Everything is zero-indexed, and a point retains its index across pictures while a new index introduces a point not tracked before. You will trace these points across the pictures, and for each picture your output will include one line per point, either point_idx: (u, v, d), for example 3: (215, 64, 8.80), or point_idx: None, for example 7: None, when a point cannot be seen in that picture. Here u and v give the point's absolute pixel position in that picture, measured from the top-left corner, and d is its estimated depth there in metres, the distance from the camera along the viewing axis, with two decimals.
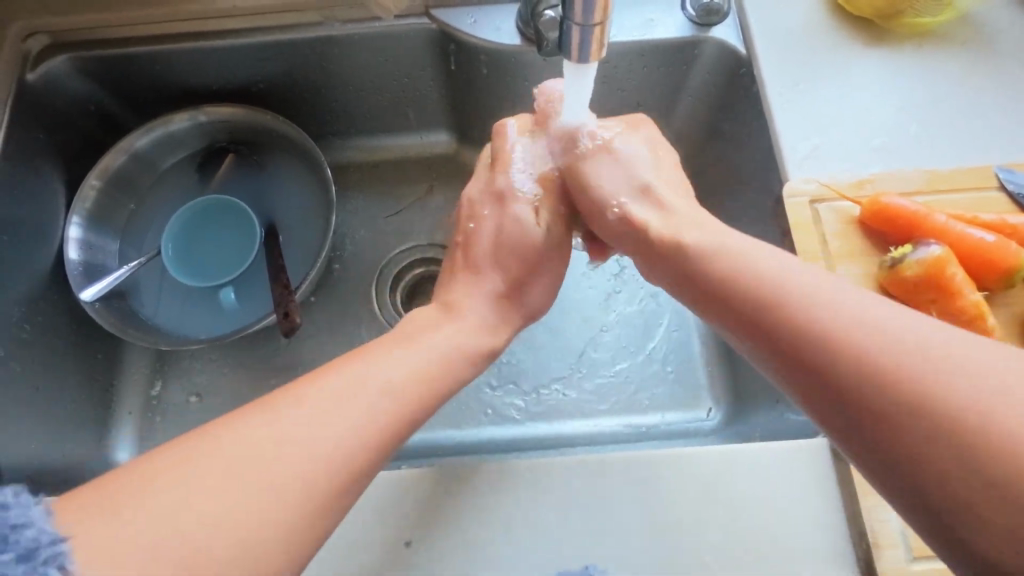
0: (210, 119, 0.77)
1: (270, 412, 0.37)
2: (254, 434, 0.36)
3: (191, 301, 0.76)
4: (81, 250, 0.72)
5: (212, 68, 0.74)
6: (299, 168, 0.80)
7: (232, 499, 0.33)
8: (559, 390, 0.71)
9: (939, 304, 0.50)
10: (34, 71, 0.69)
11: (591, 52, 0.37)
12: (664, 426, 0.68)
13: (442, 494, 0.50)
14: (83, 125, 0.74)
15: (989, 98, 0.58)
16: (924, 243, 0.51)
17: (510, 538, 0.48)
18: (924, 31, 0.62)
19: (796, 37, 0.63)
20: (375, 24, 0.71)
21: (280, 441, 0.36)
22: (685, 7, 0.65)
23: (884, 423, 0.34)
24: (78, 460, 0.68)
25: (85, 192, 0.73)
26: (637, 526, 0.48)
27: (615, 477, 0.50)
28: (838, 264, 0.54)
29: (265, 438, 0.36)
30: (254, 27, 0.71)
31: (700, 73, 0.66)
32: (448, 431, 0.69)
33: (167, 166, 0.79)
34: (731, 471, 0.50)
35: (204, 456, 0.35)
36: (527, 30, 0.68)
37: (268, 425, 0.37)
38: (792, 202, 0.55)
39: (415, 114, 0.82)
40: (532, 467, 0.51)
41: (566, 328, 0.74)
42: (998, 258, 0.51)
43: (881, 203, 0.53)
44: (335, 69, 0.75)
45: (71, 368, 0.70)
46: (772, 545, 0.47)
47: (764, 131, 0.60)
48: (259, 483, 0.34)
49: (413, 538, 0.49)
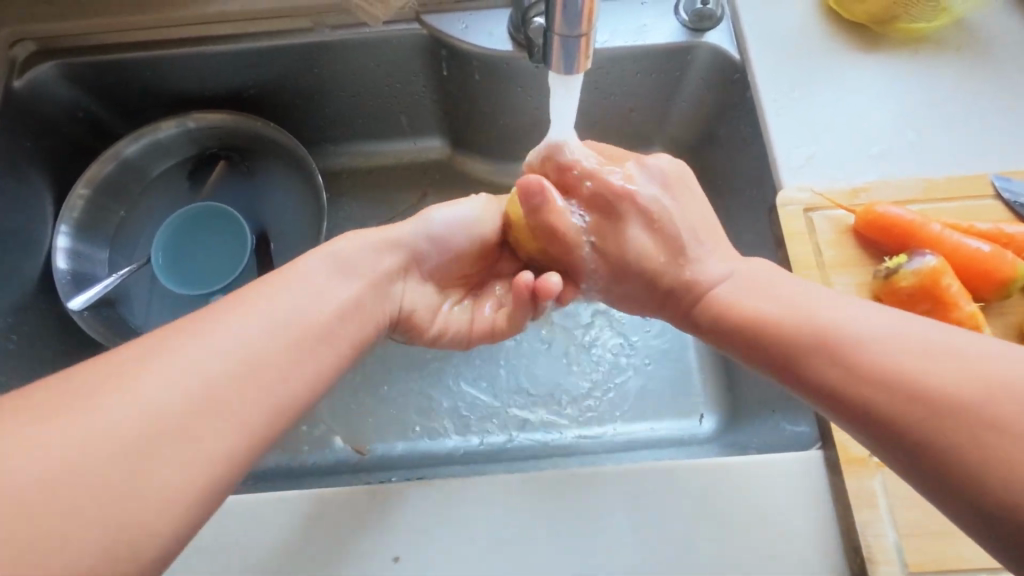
0: (200, 125, 0.76)
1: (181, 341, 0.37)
2: (160, 361, 0.36)
3: (181, 309, 0.75)
4: (69, 259, 0.71)
5: (202, 73, 0.73)
6: (290, 174, 0.79)
7: (128, 416, 0.33)
8: (554, 398, 0.70)
9: (934, 315, 0.50)
10: (21, 78, 0.68)
11: (575, 62, 0.37)
12: (658, 435, 0.68)
13: (432, 507, 0.49)
14: (72, 132, 0.73)
15: (986, 104, 0.58)
16: (919, 252, 0.50)
17: (501, 553, 0.48)
18: (919, 37, 0.61)
19: (791, 43, 0.62)
20: (365, 30, 0.70)
21: (191, 364, 0.36)
22: (678, 12, 0.64)
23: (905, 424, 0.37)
24: None
25: (73, 201, 0.72)
26: (629, 540, 0.48)
27: (607, 490, 0.49)
28: (832, 273, 0.53)
29: (177, 362, 0.36)
30: (244, 33, 0.71)
31: (694, 78, 0.66)
32: (439, 440, 0.69)
33: (157, 173, 0.78)
34: (725, 484, 0.49)
35: (110, 386, 0.34)
36: (519, 36, 0.68)
37: (185, 350, 0.37)
38: (786, 211, 0.55)
39: (408, 120, 0.81)
40: (523, 480, 0.50)
41: (560, 336, 0.73)
42: (994, 268, 0.50)
43: (875, 212, 0.52)
44: (326, 75, 0.74)
45: (59, 378, 0.69)
46: (766, 559, 0.46)
47: (758, 138, 0.59)
48: (171, 403, 0.35)
49: (402, 553, 0.48)
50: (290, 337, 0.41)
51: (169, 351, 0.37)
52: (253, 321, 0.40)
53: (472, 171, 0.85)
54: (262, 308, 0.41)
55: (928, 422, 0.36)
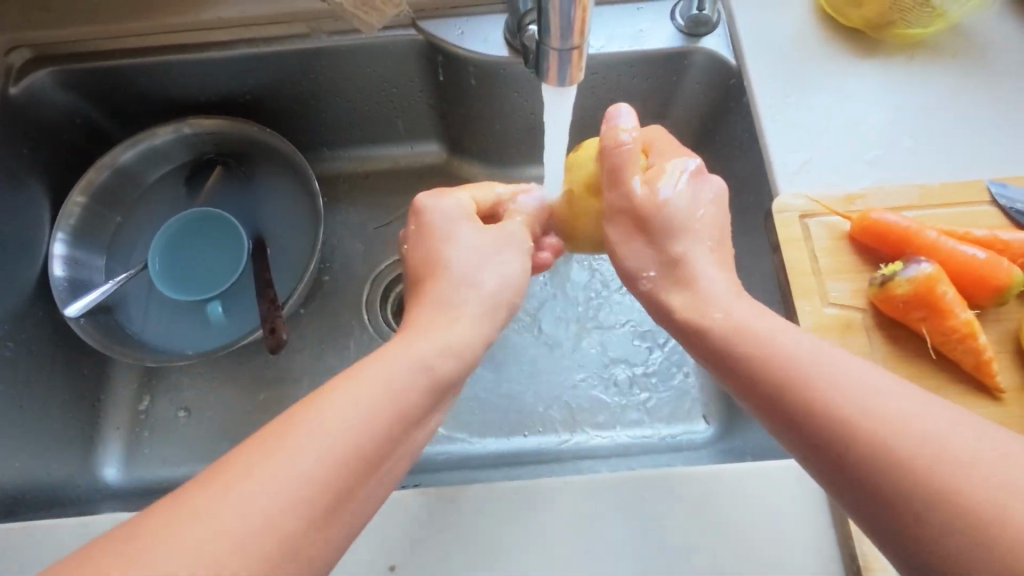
0: (196, 131, 0.76)
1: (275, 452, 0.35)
2: (252, 475, 0.34)
3: (178, 315, 0.75)
4: (66, 266, 0.71)
5: (198, 79, 0.73)
6: (287, 180, 0.79)
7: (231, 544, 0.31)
8: (550, 402, 0.70)
9: (930, 322, 0.49)
10: (17, 85, 0.68)
11: (570, 74, 0.37)
12: (655, 440, 0.68)
13: (428, 515, 0.49)
14: (69, 138, 0.73)
15: (981, 109, 0.58)
16: (913, 261, 0.50)
17: (496, 561, 0.48)
18: (915, 42, 0.61)
19: (787, 48, 0.62)
20: (360, 35, 0.70)
21: (279, 480, 0.34)
22: (674, 17, 0.64)
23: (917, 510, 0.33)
24: (65, 479, 0.67)
25: (69, 208, 0.72)
26: (626, 548, 0.48)
27: (604, 497, 0.49)
28: (828, 279, 0.53)
29: (267, 477, 0.34)
30: (239, 39, 0.71)
31: (690, 84, 0.66)
32: (437, 446, 0.68)
33: (154, 179, 0.78)
34: (722, 491, 0.49)
35: (203, 510, 0.32)
36: (515, 41, 0.68)
37: (275, 461, 0.34)
38: (782, 217, 0.55)
39: (405, 125, 0.81)
40: (520, 488, 0.50)
41: (557, 340, 0.74)
42: (990, 275, 0.50)
43: (870, 219, 0.52)
44: (322, 81, 0.74)
45: (57, 384, 0.69)
46: (763, 567, 0.46)
47: (755, 144, 0.59)
48: (264, 522, 0.32)
49: (398, 562, 0.48)
50: (376, 429, 0.38)
51: (255, 467, 0.34)
52: (337, 416, 0.37)
53: (470, 175, 0.85)
54: (347, 399, 0.38)
55: (939, 508, 0.32)
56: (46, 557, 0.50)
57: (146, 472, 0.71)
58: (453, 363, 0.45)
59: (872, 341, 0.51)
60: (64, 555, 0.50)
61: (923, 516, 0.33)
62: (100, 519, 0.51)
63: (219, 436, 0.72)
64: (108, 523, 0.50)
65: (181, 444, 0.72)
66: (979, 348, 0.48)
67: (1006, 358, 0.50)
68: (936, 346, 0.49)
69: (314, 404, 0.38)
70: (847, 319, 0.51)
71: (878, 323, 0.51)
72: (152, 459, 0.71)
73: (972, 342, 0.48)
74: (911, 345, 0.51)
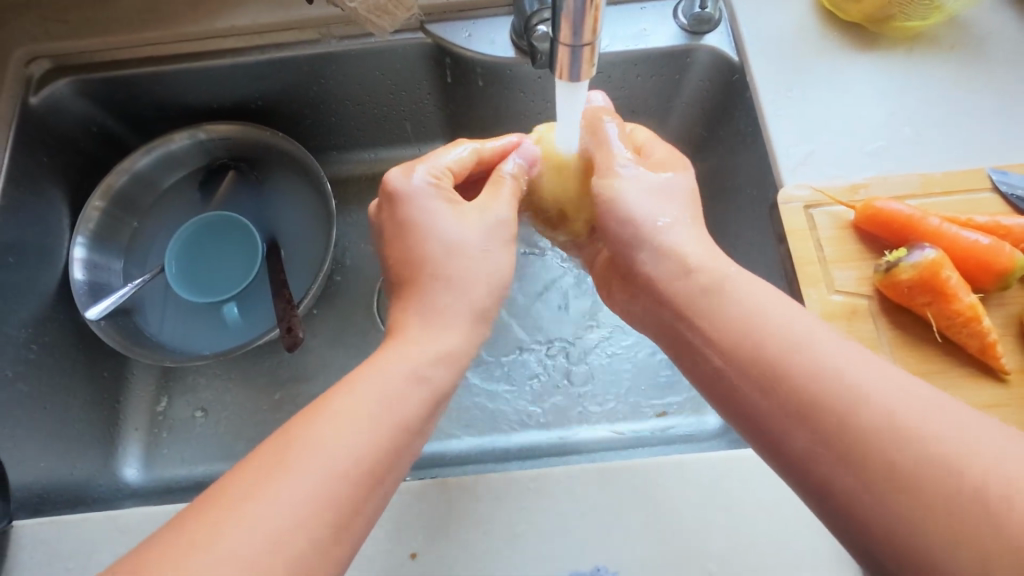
0: (210, 136, 0.78)
1: (280, 480, 0.36)
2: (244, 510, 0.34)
3: (194, 315, 0.76)
4: (85, 269, 0.72)
5: (213, 86, 0.75)
6: (299, 184, 0.80)
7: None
8: (562, 394, 0.72)
9: (935, 306, 0.50)
10: (37, 95, 0.70)
11: (581, 70, 0.38)
12: (666, 431, 0.68)
13: (447, 503, 0.50)
14: (85, 146, 0.75)
15: (979, 97, 0.59)
16: (918, 247, 0.52)
17: (514, 549, 0.49)
18: (914, 34, 0.63)
19: (787, 42, 0.63)
20: (370, 40, 0.71)
21: (294, 504, 0.35)
22: (677, 15, 0.65)
23: (902, 507, 0.33)
24: (85, 479, 0.67)
25: (88, 213, 0.73)
26: (641, 531, 0.49)
27: (616, 485, 0.50)
28: (834, 268, 0.55)
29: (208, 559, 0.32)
30: (251, 45, 0.72)
31: (693, 81, 0.67)
32: (450, 440, 0.69)
33: (169, 183, 0.80)
34: (731, 476, 0.50)
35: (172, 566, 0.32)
36: (521, 42, 0.70)
37: (295, 477, 0.36)
38: (787, 208, 0.56)
39: (413, 128, 0.83)
40: (534, 475, 0.51)
41: (568, 337, 0.75)
42: (992, 260, 0.52)
43: (874, 207, 0.53)
44: (332, 86, 0.76)
45: (79, 386, 0.71)
46: (779, 549, 0.47)
47: (758, 137, 0.61)
48: (291, 529, 0.34)
49: (419, 550, 0.49)
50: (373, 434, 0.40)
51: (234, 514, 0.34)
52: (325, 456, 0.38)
53: None
54: (325, 428, 0.39)
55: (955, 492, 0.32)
56: (74, 549, 0.51)
57: (165, 471, 0.71)
58: (451, 339, 0.47)
59: (878, 326, 0.52)
60: (94, 549, 0.51)
61: (939, 498, 0.32)
62: (124, 513, 0.52)
63: (237, 434, 0.73)
64: (130, 517, 0.52)
65: (199, 443, 0.73)
66: (984, 331, 0.49)
67: (1010, 341, 0.51)
68: (941, 329, 0.51)
69: (282, 454, 0.37)
70: (852, 306, 0.53)
71: (883, 309, 0.53)
72: (171, 458, 0.72)
73: (976, 325, 0.49)
74: (916, 329, 0.52)
